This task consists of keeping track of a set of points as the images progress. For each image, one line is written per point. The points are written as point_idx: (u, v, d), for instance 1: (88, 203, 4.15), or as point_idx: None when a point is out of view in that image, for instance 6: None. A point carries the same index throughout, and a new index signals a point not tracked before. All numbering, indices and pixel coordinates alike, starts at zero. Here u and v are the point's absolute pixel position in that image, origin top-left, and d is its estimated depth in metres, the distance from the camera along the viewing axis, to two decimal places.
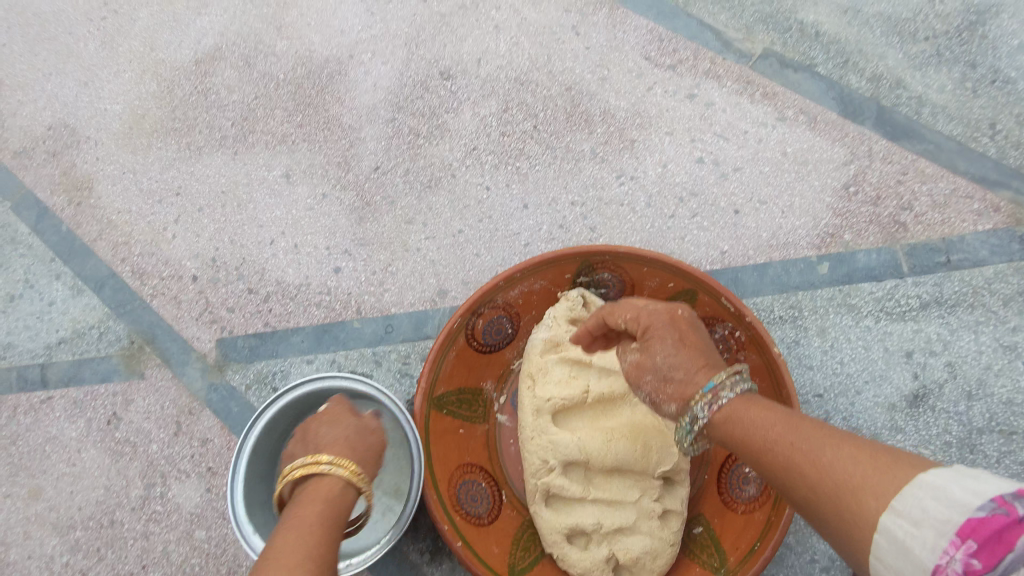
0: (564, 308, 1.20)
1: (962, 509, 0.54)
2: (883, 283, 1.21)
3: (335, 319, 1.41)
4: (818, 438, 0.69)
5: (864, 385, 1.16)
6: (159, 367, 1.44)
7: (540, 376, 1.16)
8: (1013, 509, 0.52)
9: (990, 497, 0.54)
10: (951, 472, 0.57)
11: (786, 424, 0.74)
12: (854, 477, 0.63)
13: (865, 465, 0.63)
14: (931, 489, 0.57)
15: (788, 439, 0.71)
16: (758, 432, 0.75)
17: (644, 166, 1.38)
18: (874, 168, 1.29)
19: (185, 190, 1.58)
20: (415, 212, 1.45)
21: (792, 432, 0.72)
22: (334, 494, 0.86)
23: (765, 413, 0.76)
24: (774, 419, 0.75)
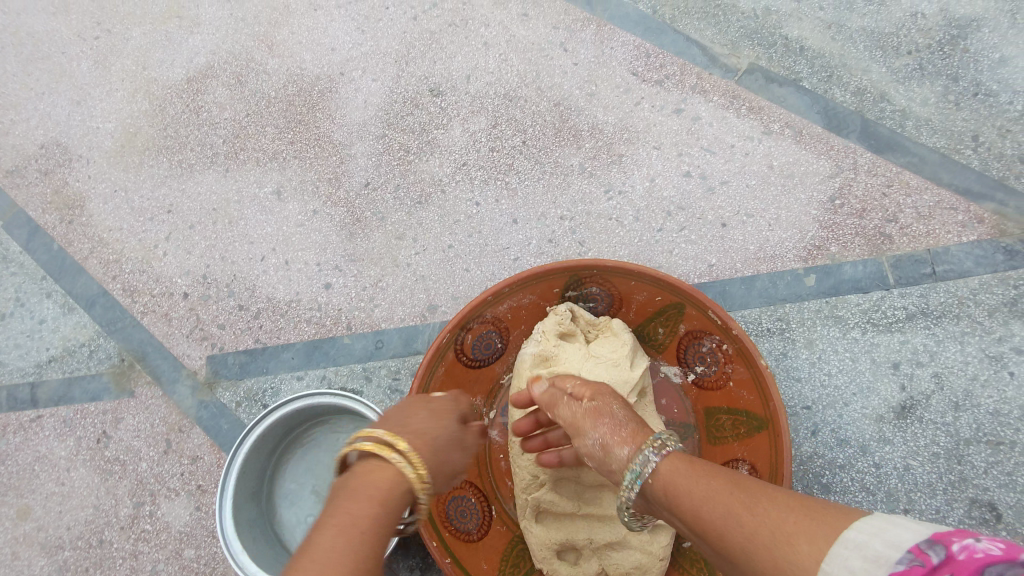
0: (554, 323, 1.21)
1: (884, 566, 0.52)
2: (869, 295, 1.21)
3: (325, 335, 1.41)
4: (757, 493, 0.65)
5: (852, 397, 1.16)
6: (149, 384, 1.44)
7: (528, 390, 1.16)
8: (927, 558, 0.51)
9: (907, 548, 0.52)
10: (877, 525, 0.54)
11: (725, 481, 0.69)
12: (784, 526, 0.60)
13: (791, 521, 0.60)
14: (856, 547, 0.54)
15: (726, 493, 0.67)
16: (690, 493, 0.69)
17: (632, 181, 1.39)
18: (859, 180, 1.30)
19: (177, 208, 1.59)
20: (405, 228, 1.45)
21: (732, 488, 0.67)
22: (388, 489, 0.70)
23: (703, 473, 0.71)
24: (715, 480, 0.70)
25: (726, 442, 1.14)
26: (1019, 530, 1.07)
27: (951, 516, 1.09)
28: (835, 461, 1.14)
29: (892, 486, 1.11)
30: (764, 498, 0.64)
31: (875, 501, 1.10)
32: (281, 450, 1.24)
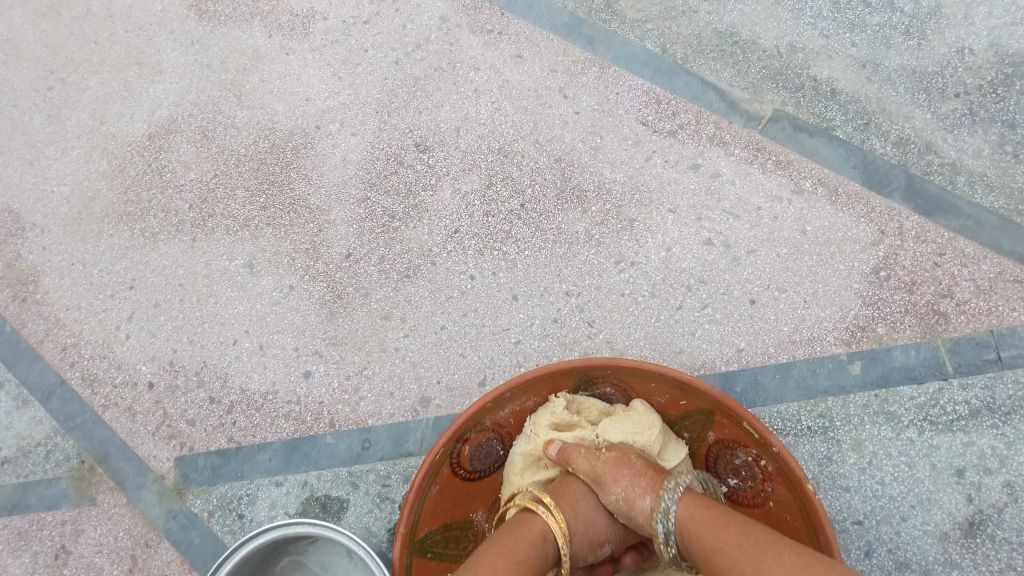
0: (546, 415, 1.06)
1: None
2: (924, 386, 1.06)
3: (306, 434, 1.26)
4: (767, 553, 0.75)
5: (911, 511, 1.01)
6: (113, 491, 1.30)
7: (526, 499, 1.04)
8: None
9: None
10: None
11: (745, 536, 0.79)
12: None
13: None
14: None
15: (745, 554, 0.76)
16: (705, 536, 0.82)
17: (646, 250, 1.23)
18: (906, 248, 1.14)
19: (140, 283, 1.43)
20: (393, 306, 1.30)
21: (746, 541, 0.78)
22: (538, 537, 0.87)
23: (714, 514, 0.84)
24: (732, 534, 0.80)
25: None
26: None
27: None
28: None
29: None
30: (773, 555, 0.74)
31: None
32: None
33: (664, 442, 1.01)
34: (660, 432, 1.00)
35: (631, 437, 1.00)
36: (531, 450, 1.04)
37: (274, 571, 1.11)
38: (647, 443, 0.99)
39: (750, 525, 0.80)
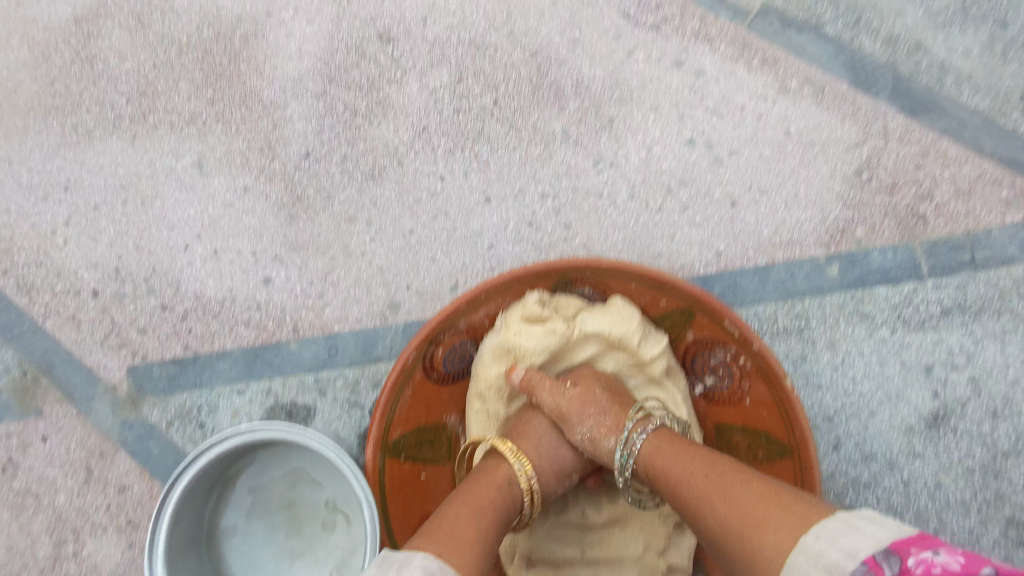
0: (519, 309, 1.01)
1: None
2: (899, 287, 1.06)
3: (267, 341, 1.20)
4: (735, 480, 0.75)
5: (879, 406, 1.03)
6: (61, 403, 1.22)
7: (491, 390, 1.05)
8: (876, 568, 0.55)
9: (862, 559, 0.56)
10: (831, 534, 0.60)
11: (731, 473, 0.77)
12: (752, 517, 0.68)
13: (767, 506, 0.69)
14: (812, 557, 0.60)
15: (713, 491, 0.75)
16: (686, 479, 0.80)
17: (625, 150, 1.17)
18: (890, 150, 1.11)
19: (75, 183, 1.30)
20: (357, 209, 1.22)
21: (716, 474, 0.77)
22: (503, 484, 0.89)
23: (685, 453, 0.84)
24: (696, 465, 0.81)
25: (740, 465, 0.99)
26: None
27: (984, 538, 0.99)
28: (859, 479, 1.02)
29: (923, 506, 1.01)
30: (743, 494, 0.72)
31: (903, 524, 1.00)
32: (220, 485, 1.06)
33: (643, 332, 0.99)
34: (639, 326, 0.99)
35: (608, 330, 0.99)
36: (502, 341, 1.01)
37: (239, 478, 1.08)
38: (623, 335, 0.98)
39: (733, 467, 0.78)
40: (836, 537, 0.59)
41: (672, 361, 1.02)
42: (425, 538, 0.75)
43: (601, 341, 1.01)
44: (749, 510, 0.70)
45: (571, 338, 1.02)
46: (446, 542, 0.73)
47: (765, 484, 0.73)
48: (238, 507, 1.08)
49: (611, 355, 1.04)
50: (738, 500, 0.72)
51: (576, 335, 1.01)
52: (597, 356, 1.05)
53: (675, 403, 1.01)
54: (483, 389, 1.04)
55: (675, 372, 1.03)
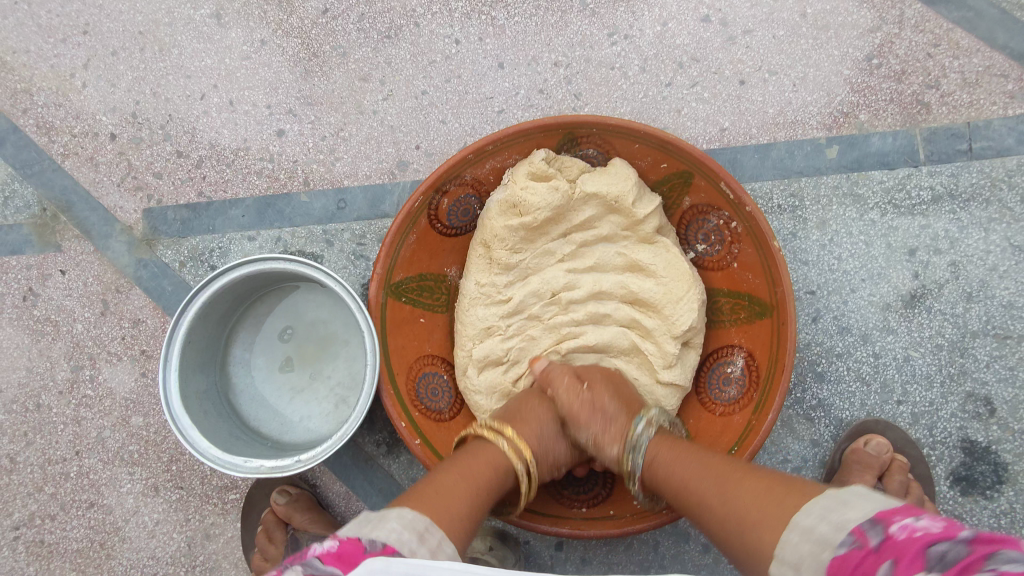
0: (525, 166, 1.03)
1: (830, 547, 0.56)
2: (895, 171, 1.09)
3: (279, 192, 1.23)
4: (737, 480, 0.73)
5: (861, 283, 1.08)
6: (78, 239, 1.27)
7: (494, 241, 1.04)
8: (866, 539, 0.54)
9: (849, 530, 0.56)
10: (822, 509, 0.61)
11: (719, 472, 0.76)
12: (754, 513, 0.67)
13: (758, 501, 0.68)
14: (800, 531, 0.61)
15: (719, 484, 0.75)
16: (681, 475, 0.80)
17: (640, 23, 1.18)
18: (902, 37, 1.12)
19: (94, 28, 1.31)
20: (371, 67, 1.24)
21: (715, 479, 0.76)
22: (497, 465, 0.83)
23: (669, 445, 0.85)
24: (706, 466, 0.79)
25: (722, 327, 1.05)
26: (1011, 423, 1.04)
27: (944, 409, 1.05)
28: (833, 350, 1.07)
29: (889, 377, 1.06)
30: (745, 485, 0.72)
31: (869, 393, 1.06)
32: (229, 321, 1.13)
33: (638, 193, 1.02)
34: (635, 185, 1.01)
35: (607, 189, 1.01)
36: (507, 196, 1.02)
37: (249, 316, 1.15)
38: (621, 194, 1.00)
39: (725, 464, 0.78)
40: (825, 513, 0.60)
41: (664, 221, 1.06)
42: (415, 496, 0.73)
43: (601, 204, 1.02)
44: (746, 500, 0.70)
45: (573, 199, 1.02)
46: (422, 501, 0.72)
47: (763, 479, 0.72)
48: (246, 344, 1.15)
49: (608, 220, 1.04)
50: (741, 490, 0.71)
51: (579, 194, 1.01)
52: (595, 220, 1.04)
53: (675, 254, 1.03)
54: (486, 239, 1.04)
55: (668, 232, 1.07)
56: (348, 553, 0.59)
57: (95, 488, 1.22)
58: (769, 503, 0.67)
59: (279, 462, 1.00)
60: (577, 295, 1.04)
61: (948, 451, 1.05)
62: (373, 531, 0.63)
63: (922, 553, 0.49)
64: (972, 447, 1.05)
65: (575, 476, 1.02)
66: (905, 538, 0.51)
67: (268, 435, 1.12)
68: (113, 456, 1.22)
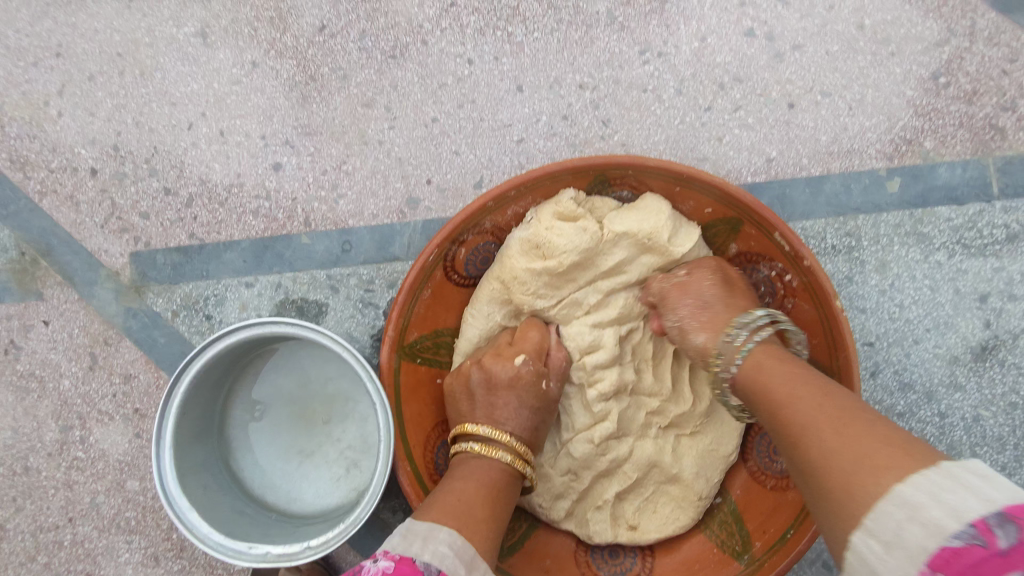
0: (551, 206, 0.92)
1: (939, 536, 0.49)
2: (963, 208, 0.98)
3: (277, 233, 1.12)
4: (841, 411, 0.62)
5: (925, 334, 0.97)
6: (62, 286, 1.16)
7: (514, 285, 0.92)
8: (993, 540, 0.47)
9: (970, 520, 0.48)
10: (934, 485, 0.51)
11: (817, 389, 0.67)
12: (855, 458, 0.57)
13: (864, 450, 0.57)
14: (909, 508, 0.51)
15: (812, 414, 0.64)
16: (773, 387, 0.70)
17: (676, 38, 1.05)
18: (974, 52, 0.99)
19: (67, 49, 1.19)
20: (375, 92, 1.11)
21: (804, 398, 0.66)
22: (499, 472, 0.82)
23: (779, 364, 0.72)
24: (806, 389, 0.67)
25: None
26: None
27: (1018, 474, 0.95)
28: (894, 409, 0.97)
29: (957, 439, 0.96)
30: (864, 428, 0.59)
31: None
32: (226, 382, 1.03)
33: (673, 226, 0.90)
34: (669, 219, 0.89)
35: (637, 227, 0.89)
36: (530, 236, 0.90)
37: (248, 375, 1.06)
38: (655, 231, 0.88)
39: (821, 395, 0.65)
40: (938, 491, 0.51)
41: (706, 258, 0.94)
42: (439, 511, 0.72)
43: (632, 244, 0.90)
44: (865, 448, 0.57)
45: (603, 242, 0.90)
46: (458, 518, 0.71)
47: (884, 426, 0.59)
48: (246, 405, 1.06)
49: (638, 262, 0.92)
50: (856, 433, 0.59)
51: (608, 235, 0.89)
52: (626, 264, 0.92)
53: None
54: (506, 282, 0.92)
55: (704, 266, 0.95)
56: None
57: (90, 558, 1.14)
58: (886, 454, 0.56)
59: (288, 546, 0.90)
60: (602, 359, 0.91)
61: None
62: (422, 553, 0.64)
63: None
64: None
65: (610, 553, 0.94)
66: None
67: (275, 505, 1.03)
68: (109, 523, 1.14)
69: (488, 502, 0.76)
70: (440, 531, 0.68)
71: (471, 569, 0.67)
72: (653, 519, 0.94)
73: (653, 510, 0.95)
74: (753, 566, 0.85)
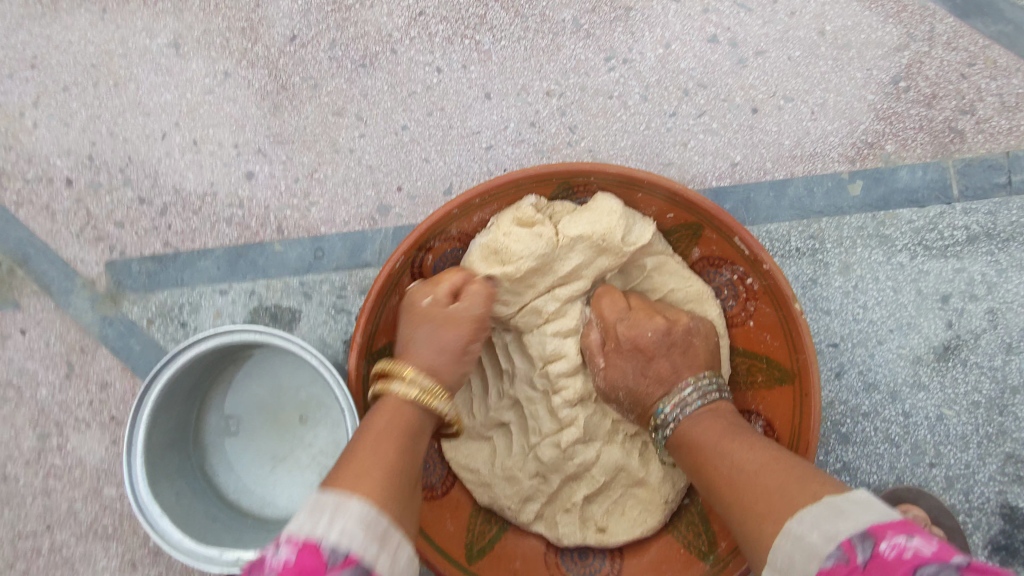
0: (512, 213, 0.93)
1: (816, 561, 0.53)
2: (925, 210, 0.99)
3: (251, 241, 1.13)
4: (755, 459, 0.69)
5: (889, 335, 0.98)
6: (38, 295, 1.17)
7: None
8: (853, 554, 0.51)
9: (839, 541, 0.52)
10: (815, 517, 0.56)
11: (737, 441, 0.73)
12: (760, 501, 0.63)
13: (767, 491, 0.64)
14: (795, 537, 0.57)
15: (731, 466, 0.70)
16: (700, 441, 0.76)
17: (641, 45, 1.06)
18: (933, 56, 1.01)
19: (42, 61, 1.20)
20: (346, 100, 1.13)
21: (725, 450, 0.72)
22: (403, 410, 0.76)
23: (712, 417, 0.79)
24: (727, 442, 0.74)
25: (739, 389, 0.96)
26: None
27: (981, 472, 0.96)
28: (858, 409, 0.98)
29: (920, 438, 0.97)
30: (770, 471, 0.66)
31: (899, 456, 0.97)
32: (199, 389, 1.04)
33: (627, 225, 0.90)
34: (621, 217, 0.89)
35: (591, 229, 0.89)
36: (489, 243, 0.91)
37: (223, 382, 1.07)
38: (608, 231, 0.88)
39: (756, 442, 0.72)
40: (819, 521, 0.55)
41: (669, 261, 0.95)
42: (338, 477, 0.62)
43: (588, 247, 0.90)
44: (767, 486, 0.64)
45: (559, 247, 0.90)
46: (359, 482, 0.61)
47: (789, 467, 0.66)
48: (220, 412, 1.07)
49: (597, 266, 0.93)
50: (765, 476, 0.66)
51: (564, 240, 0.89)
52: (585, 268, 0.92)
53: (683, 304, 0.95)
54: None
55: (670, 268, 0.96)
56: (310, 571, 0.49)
57: (69, 564, 1.15)
58: (786, 492, 0.62)
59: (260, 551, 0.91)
60: (564, 370, 0.92)
61: (986, 518, 0.96)
62: (326, 531, 0.53)
63: (911, 574, 0.46)
64: (1012, 513, 0.96)
65: (580, 554, 0.95)
66: (892, 558, 0.48)
67: (250, 511, 1.04)
68: (88, 530, 1.15)
69: (395, 451, 0.68)
70: (349, 504, 0.56)
71: (381, 543, 0.55)
72: (622, 520, 0.95)
73: (621, 511, 0.96)
74: (717, 567, 0.87)
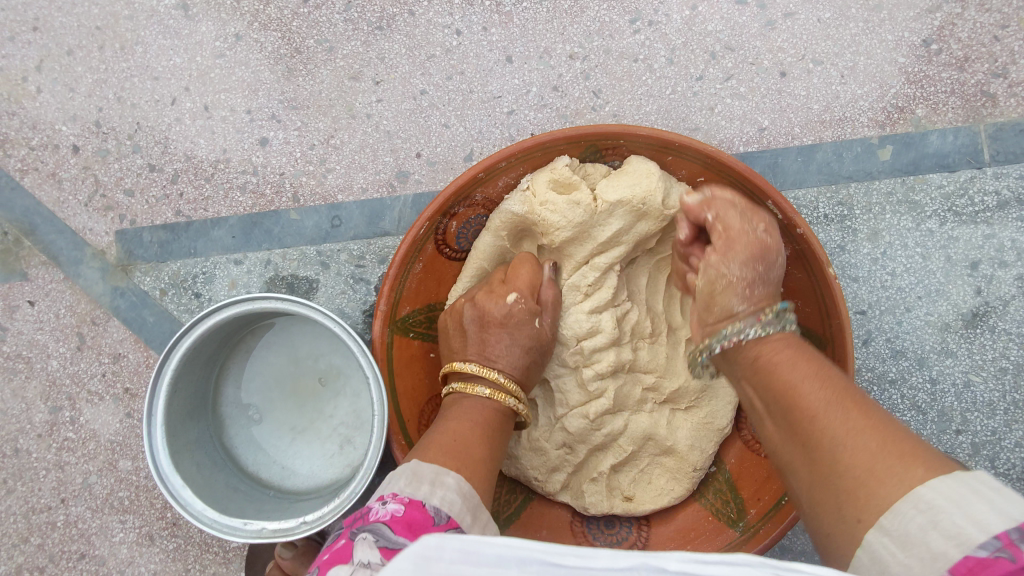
0: (546, 173, 0.90)
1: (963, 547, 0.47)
2: (955, 174, 0.98)
3: (265, 209, 1.11)
4: (849, 409, 0.62)
5: (917, 302, 0.97)
6: (47, 266, 1.14)
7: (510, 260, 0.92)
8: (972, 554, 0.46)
9: (996, 534, 0.45)
10: (953, 493, 0.50)
11: (824, 382, 0.66)
12: (870, 464, 0.57)
13: (880, 453, 0.57)
14: (928, 510, 0.50)
15: (823, 415, 0.62)
16: (781, 381, 0.68)
17: (667, 7, 1.04)
18: (966, 18, 0.99)
19: (44, 23, 1.15)
20: (362, 64, 1.09)
21: (812, 400, 0.64)
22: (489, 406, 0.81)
23: (787, 353, 0.72)
24: (813, 385, 0.66)
25: None
26: None
27: (1007, 438, 0.96)
28: (885, 376, 0.98)
29: (947, 405, 0.97)
30: (874, 427, 0.59)
31: (926, 423, 0.96)
32: (217, 360, 1.02)
33: (666, 189, 0.87)
34: (660, 180, 0.87)
35: (631, 193, 0.86)
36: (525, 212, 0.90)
37: (241, 353, 1.05)
38: (648, 195, 0.86)
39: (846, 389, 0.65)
40: (961, 501, 0.49)
41: None
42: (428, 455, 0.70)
43: (629, 213, 0.87)
44: (874, 448, 0.57)
45: (597, 213, 0.88)
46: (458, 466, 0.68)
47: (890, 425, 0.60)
48: (238, 383, 1.05)
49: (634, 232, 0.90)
50: (867, 435, 0.59)
51: (603, 206, 0.87)
52: (624, 235, 0.89)
53: None
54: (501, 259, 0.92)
55: None
56: (417, 522, 0.57)
57: (84, 538, 1.13)
58: (902, 458, 0.56)
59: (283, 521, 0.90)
60: (600, 343, 0.89)
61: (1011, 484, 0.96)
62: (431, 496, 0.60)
63: None
64: None
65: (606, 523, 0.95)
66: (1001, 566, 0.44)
67: (270, 482, 1.03)
68: (103, 503, 1.13)
69: (479, 445, 0.74)
70: (445, 476, 0.64)
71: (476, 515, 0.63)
72: (649, 489, 0.95)
73: (648, 480, 0.96)
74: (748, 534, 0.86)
